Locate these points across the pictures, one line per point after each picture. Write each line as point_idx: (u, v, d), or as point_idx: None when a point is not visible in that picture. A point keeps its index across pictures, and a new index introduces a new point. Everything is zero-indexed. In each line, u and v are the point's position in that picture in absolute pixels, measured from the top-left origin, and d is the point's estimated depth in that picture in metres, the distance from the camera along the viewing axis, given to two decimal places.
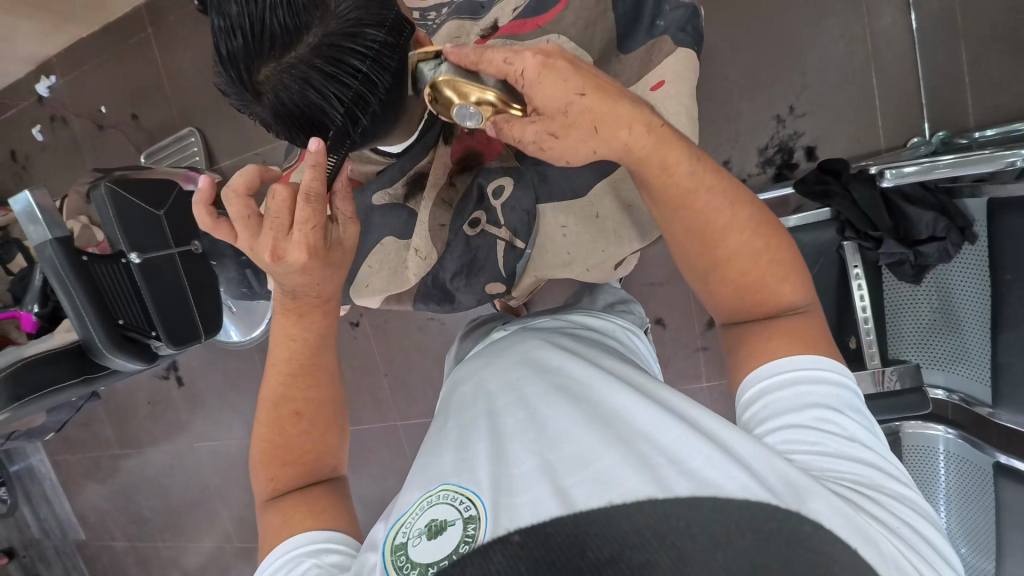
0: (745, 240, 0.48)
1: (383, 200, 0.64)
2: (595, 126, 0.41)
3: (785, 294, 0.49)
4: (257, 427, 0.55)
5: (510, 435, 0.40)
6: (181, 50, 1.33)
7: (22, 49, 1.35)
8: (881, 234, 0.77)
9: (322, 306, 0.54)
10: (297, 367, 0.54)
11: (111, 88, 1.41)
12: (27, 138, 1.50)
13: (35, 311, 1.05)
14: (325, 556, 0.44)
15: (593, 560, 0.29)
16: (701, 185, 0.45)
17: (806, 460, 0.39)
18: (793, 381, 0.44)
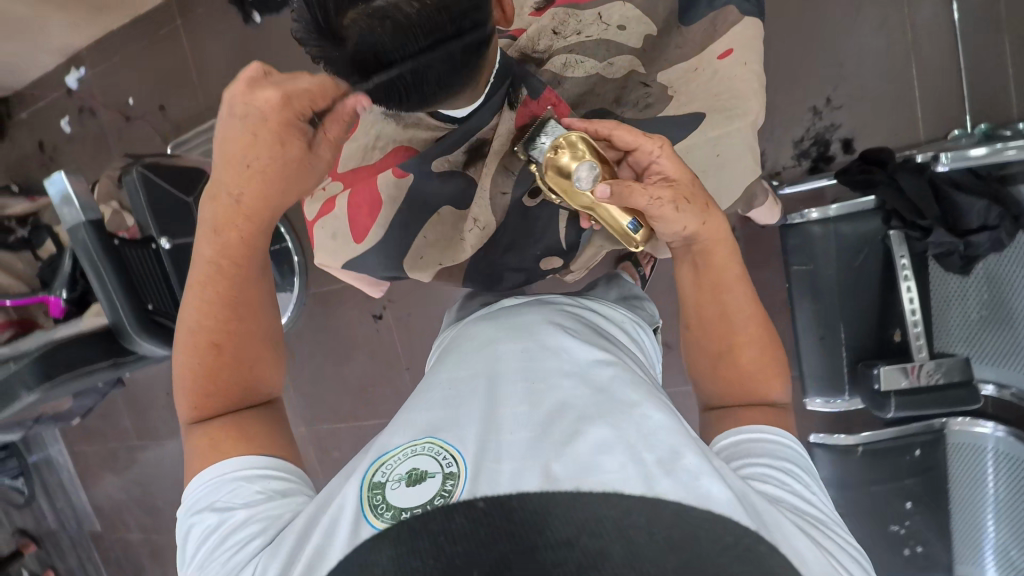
0: (756, 336, 0.54)
1: (442, 167, 0.57)
2: (703, 207, 0.51)
3: (771, 391, 0.54)
4: (177, 356, 0.53)
5: (506, 405, 0.43)
6: (209, 40, 1.34)
7: (53, 40, 1.36)
8: (930, 224, 0.74)
9: (242, 228, 0.50)
10: (219, 292, 0.51)
11: (141, 80, 1.42)
12: (56, 129, 1.51)
13: (64, 296, 1.05)
14: (268, 482, 0.48)
15: (548, 541, 0.31)
16: (733, 280, 0.54)
17: (772, 490, 0.43)
18: (772, 441, 0.48)
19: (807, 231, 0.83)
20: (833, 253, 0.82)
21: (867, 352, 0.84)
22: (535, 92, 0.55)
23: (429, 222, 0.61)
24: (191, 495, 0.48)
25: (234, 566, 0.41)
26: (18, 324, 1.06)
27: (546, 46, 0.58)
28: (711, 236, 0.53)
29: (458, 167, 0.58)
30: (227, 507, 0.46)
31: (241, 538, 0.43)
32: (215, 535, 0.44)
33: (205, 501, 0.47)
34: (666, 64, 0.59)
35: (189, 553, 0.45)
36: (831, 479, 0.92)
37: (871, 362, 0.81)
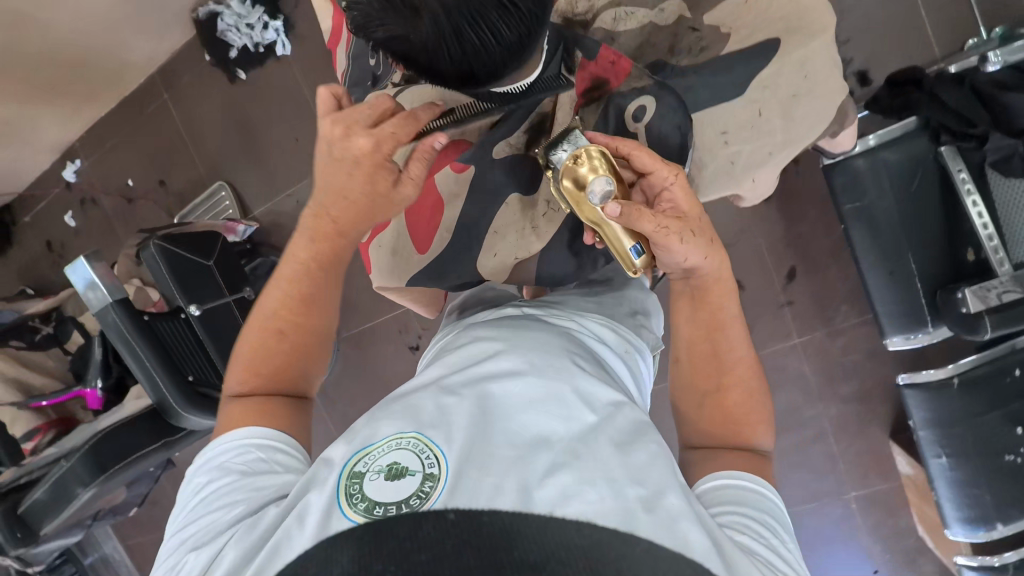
0: (751, 369, 0.52)
1: (505, 152, 0.57)
2: (707, 240, 0.49)
3: (753, 436, 0.50)
4: (245, 330, 0.55)
5: (500, 420, 0.43)
6: (199, 106, 1.34)
7: (45, 136, 1.36)
8: (984, 128, 0.73)
9: (334, 240, 0.54)
10: (300, 291, 0.54)
11: (136, 160, 1.42)
12: (60, 225, 1.49)
13: (99, 386, 1.03)
14: (272, 454, 0.49)
15: (517, 558, 0.32)
16: (733, 315, 0.52)
17: (746, 541, 0.40)
18: (752, 489, 0.46)
19: (849, 166, 0.80)
20: (884, 184, 0.79)
21: (944, 277, 0.79)
22: (591, 53, 0.55)
23: (497, 215, 0.59)
24: (203, 454, 0.50)
25: (212, 527, 0.43)
26: (59, 423, 1.02)
27: (587, 6, 0.63)
28: (713, 274, 0.51)
29: (519, 150, 0.58)
30: (228, 468, 0.47)
31: (230, 501, 0.45)
32: (205, 492, 0.47)
33: (213, 458, 0.49)
34: (708, 7, 0.59)
35: (185, 498, 0.48)
36: (929, 420, 0.88)
37: (952, 286, 0.77)
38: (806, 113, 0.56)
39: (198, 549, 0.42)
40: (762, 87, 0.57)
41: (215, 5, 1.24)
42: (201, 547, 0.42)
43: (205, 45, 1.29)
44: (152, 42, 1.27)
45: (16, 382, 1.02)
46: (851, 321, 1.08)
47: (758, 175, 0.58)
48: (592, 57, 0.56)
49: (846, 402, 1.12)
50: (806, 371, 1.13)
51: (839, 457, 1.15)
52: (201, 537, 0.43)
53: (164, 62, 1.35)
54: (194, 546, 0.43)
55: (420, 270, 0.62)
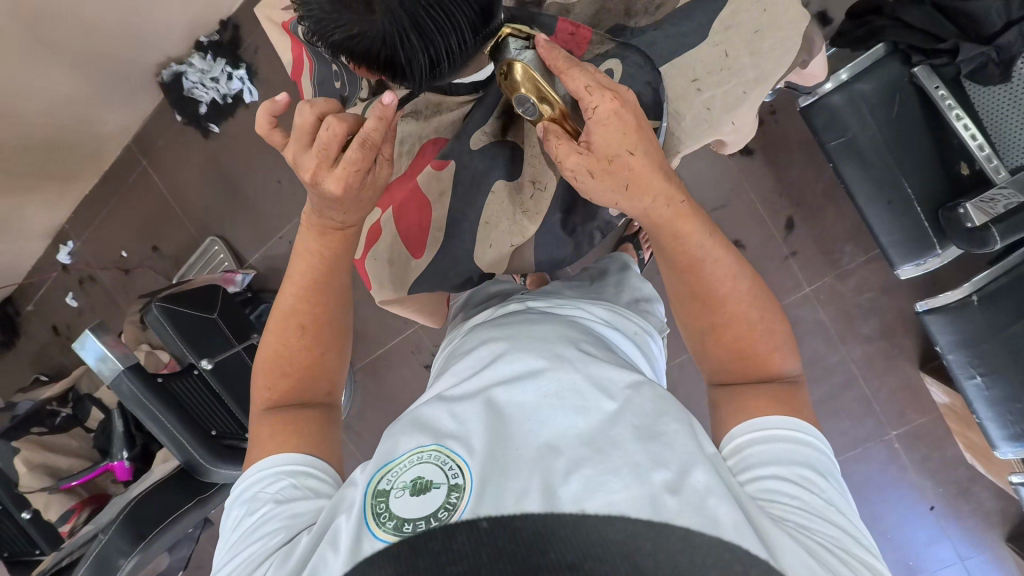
0: (746, 308, 0.51)
1: (481, 142, 0.56)
2: (628, 183, 0.45)
3: (775, 366, 0.51)
4: (267, 333, 0.55)
5: (516, 418, 0.43)
6: (179, 168, 1.35)
7: (35, 223, 1.38)
8: (953, 42, 0.72)
9: (341, 232, 0.53)
10: (314, 286, 0.54)
11: (126, 230, 1.43)
12: (62, 307, 1.49)
13: (126, 457, 1.04)
14: (304, 479, 0.48)
15: (551, 561, 0.30)
16: (708, 253, 0.49)
17: (780, 511, 0.41)
18: (784, 443, 0.45)
19: (826, 105, 0.80)
20: (866, 113, 0.79)
21: (944, 196, 0.78)
22: (548, 27, 0.53)
23: (485, 205, 0.57)
24: (235, 490, 0.50)
25: (250, 561, 0.43)
26: (94, 500, 1.03)
27: None
28: (663, 222, 0.48)
29: (497, 137, 0.56)
30: (262, 498, 0.47)
31: (266, 532, 0.44)
32: (240, 524, 0.47)
33: (245, 491, 0.49)
34: None
35: (225, 535, 0.48)
36: (956, 342, 0.86)
37: (953, 203, 0.76)
38: (773, 48, 0.57)
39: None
40: (727, 27, 0.57)
41: (178, 65, 1.26)
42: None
43: (174, 106, 1.31)
44: (122, 113, 1.29)
45: (46, 467, 1.02)
46: (858, 260, 1.07)
47: (737, 116, 0.59)
48: (550, 33, 0.53)
49: (869, 342, 1.11)
50: (822, 318, 1.12)
51: (873, 398, 1.13)
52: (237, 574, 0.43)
53: (137, 131, 1.37)
54: None
55: (414, 281, 0.62)
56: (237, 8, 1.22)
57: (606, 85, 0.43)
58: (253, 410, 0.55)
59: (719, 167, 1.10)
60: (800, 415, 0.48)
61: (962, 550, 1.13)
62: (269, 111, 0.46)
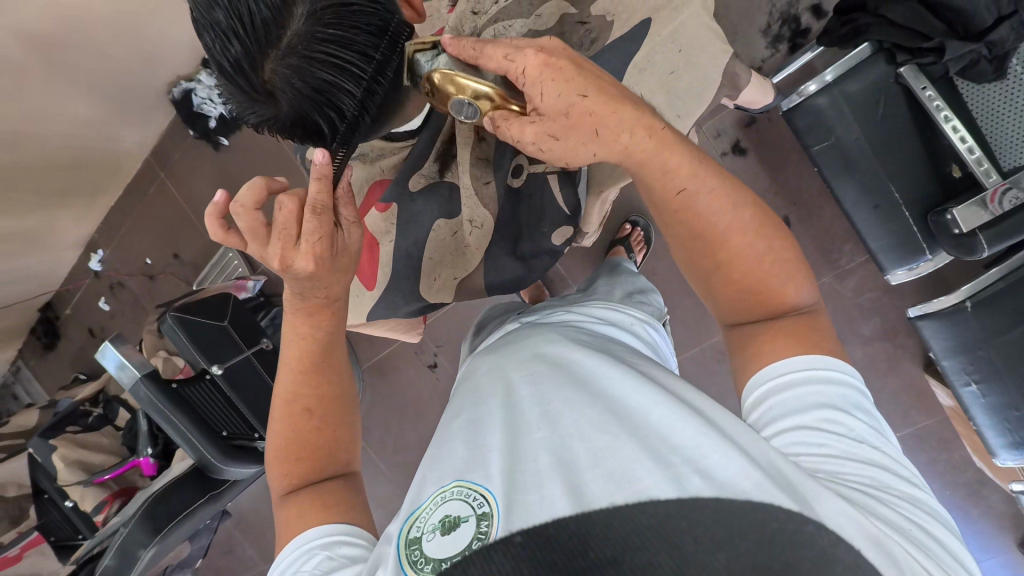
0: (749, 241, 0.50)
1: (419, 184, 0.62)
2: (596, 130, 0.47)
3: (790, 295, 0.51)
4: (272, 424, 0.57)
5: (530, 428, 0.43)
6: (194, 178, 1.43)
7: (68, 235, 1.47)
8: (939, 40, 0.68)
9: (328, 306, 0.57)
10: (310, 366, 0.57)
11: (150, 239, 1.51)
12: (95, 311, 1.60)
13: (150, 453, 1.13)
14: (338, 549, 0.47)
15: (596, 561, 0.32)
16: (700, 184, 0.49)
17: (811, 461, 0.42)
18: (801, 380, 0.46)
19: (811, 107, 0.79)
20: (849, 116, 0.77)
21: (931, 201, 0.76)
22: None
23: (429, 240, 0.63)
24: (277, 569, 0.49)
25: None
26: (122, 494, 1.11)
27: (473, 28, 0.64)
28: (645, 159, 0.48)
29: (435, 178, 0.62)
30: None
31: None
32: None
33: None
34: None
35: None
36: (950, 346, 0.84)
37: (940, 208, 0.73)
38: (687, 85, 0.63)
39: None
40: (641, 70, 0.62)
41: (188, 83, 1.32)
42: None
43: (186, 121, 1.38)
44: (139, 130, 1.36)
45: (81, 463, 1.11)
46: (857, 260, 1.05)
47: None
48: None
49: (871, 343, 1.08)
50: None
51: (877, 400, 1.11)
52: None
53: (155, 146, 1.45)
54: None
55: (374, 306, 0.67)
56: None
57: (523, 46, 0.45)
58: (273, 498, 0.56)
59: None
60: (819, 350, 0.48)
61: (973, 554, 1.10)
62: (216, 215, 0.52)
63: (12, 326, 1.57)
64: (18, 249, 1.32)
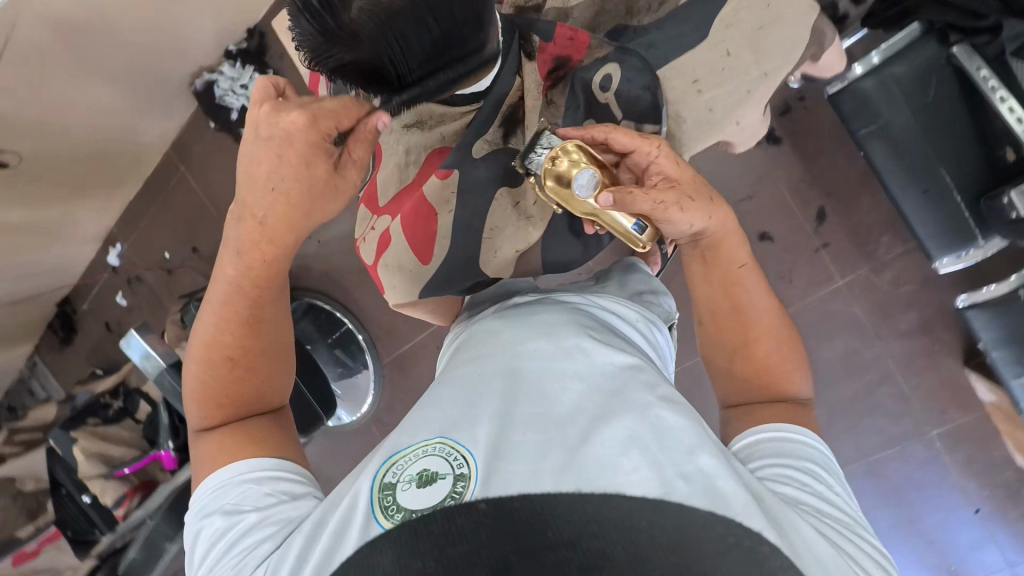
0: (770, 330, 0.58)
1: (483, 151, 0.61)
2: (710, 201, 0.56)
3: (794, 387, 0.57)
4: (190, 365, 0.56)
5: (524, 406, 0.44)
6: (214, 171, 1.42)
7: (87, 229, 1.47)
8: (994, 19, 0.66)
9: (265, 247, 0.53)
10: (240, 315, 0.55)
11: (168, 233, 1.50)
12: (112, 306, 1.59)
13: (172, 447, 1.09)
14: (277, 484, 0.51)
15: (551, 542, 0.32)
16: (741, 269, 0.58)
17: (787, 492, 0.46)
18: (802, 443, 0.52)
19: (857, 90, 0.77)
20: (897, 98, 0.75)
21: (984, 185, 0.73)
22: (548, 35, 0.61)
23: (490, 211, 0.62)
24: (202, 496, 0.51)
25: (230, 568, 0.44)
26: (142, 487, 1.09)
27: None
28: (720, 237, 0.58)
29: (498, 146, 0.62)
30: (240, 507, 0.48)
31: (253, 539, 0.45)
32: (213, 535, 0.48)
33: (216, 502, 0.50)
34: None
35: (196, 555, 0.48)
36: (1000, 339, 0.81)
37: (995, 192, 0.70)
38: (777, 42, 0.65)
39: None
40: (727, 25, 0.65)
41: (210, 74, 1.33)
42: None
43: (207, 113, 1.37)
44: (160, 123, 1.36)
45: (101, 456, 1.10)
46: (894, 252, 1.03)
47: (741, 113, 0.70)
48: (551, 37, 0.61)
49: (908, 337, 1.05)
50: (858, 312, 1.07)
51: (913, 395, 1.08)
52: None
53: (176, 139, 1.45)
54: None
55: (429, 282, 0.65)
56: (263, 17, 1.29)
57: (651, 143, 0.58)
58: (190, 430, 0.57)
59: (744, 158, 1.06)
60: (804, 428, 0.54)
61: (1013, 557, 1.07)
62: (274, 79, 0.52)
63: (30, 322, 1.56)
64: (36, 242, 1.30)
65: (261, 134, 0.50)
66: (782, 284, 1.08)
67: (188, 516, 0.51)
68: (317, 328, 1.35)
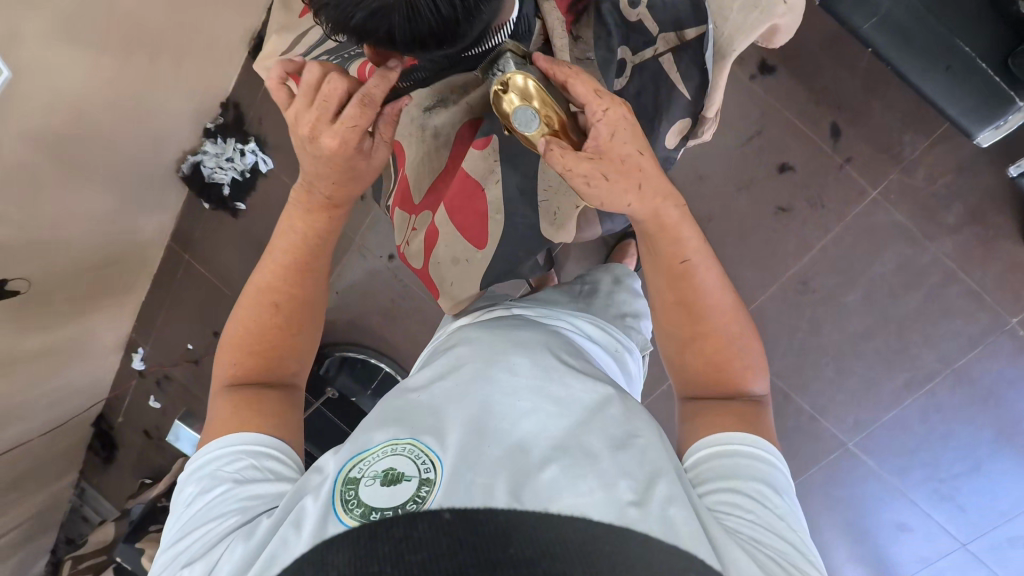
0: (727, 321, 0.53)
1: None
2: (642, 184, 0.47)
3: (747, 384, 0.54)
4: (238, 309, 0.58)
5: (496, 417, 0.43)
6: (220, 250, 1.42)
7: (107, 340, 1.45)
8: None
9: (329, 209, 0.57)
10: (291, 269, 0.58)
11: (187, 324, 1.49)
12: (147, 411, 1.56)
13: None
14: (264, 460, 0.50)
15: (512, 555, 0.31)
16: (698, 259, 0.51)
17: (731, 520, 0.43)
18: (745, 457, 0.48)
19: None
20: None
21: (1008, 41, 0.72)
22: None
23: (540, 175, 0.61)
24: (193, 464, 0.51)
25: (204, 542, 0.44)
26: None
27: None
28: (660, 229, 0.50)
29: None
30: (221, 477, 0.48)
31: (223, 513, 0.45)
32: (194, 504, 0.48)
33: (205, 466, 0.50)
34: None
35: (178, 510, 0.49)
36: None
37: None
38: None
39: (194, 562, 0.43)
40: None
41: (194, 156, 1.34)
42: (194, 563, 0.43)
43: (200, 195, 1.38)
44: (155, 217, 1.36)
45: None
46: (920, 148, 0.99)
47: None
48: None
49: (960, 231, 1.01)
50: (900, 218, 1.03)
51: (982, 290, 1.02)
52: (192, 555, 0.44)
53: (174, 230, 1.45)
54: (186, 561, 0.44)
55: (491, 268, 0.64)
56: (233, 88, 1.31)
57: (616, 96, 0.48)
58: (214, 386, 0.57)
59: (743, 94, 1.03)
60: (758, 432, 0.50)
61: None
62: (284, 68, 0.52)
63: (69, 447, 1.53)
64: (61, 363, 1.28)
65: (296, 143, 0.52)
66: (816, 210, 1.05)
67: (180, 478, 0.52)
68: (356, 379, 1.33)
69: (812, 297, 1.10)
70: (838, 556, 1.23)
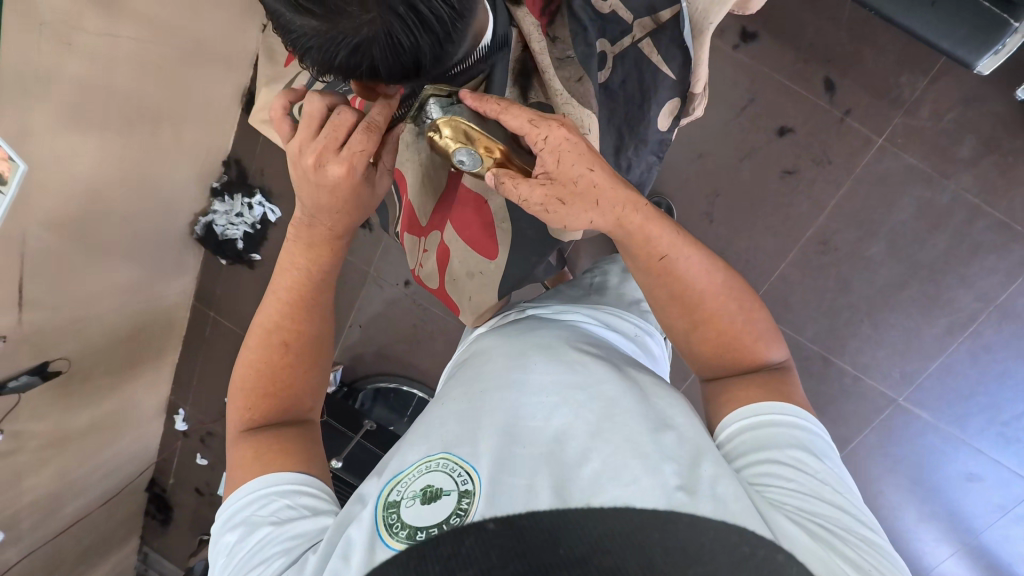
0: (723, 302, 0.51)
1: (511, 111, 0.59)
2: (598, 201, 0.47)
3: (763, 354, 0.53)
4: (245, 353, 0.59)
5: (524, 419, 0.43)
6: (243, 302, 1.46)
7: (149, 407, 1.49)
8: None
9: (330, 241, 0.58)
10: (290, 307, 0.58)
11: (222, 379, 1.52)
12: (197, 469, 1.60)
13: None
14: (297, 498, 0.50)
15: (562, 556, 0.30)
16: (678, 250, 0.49)
17: (775, 494, 0.42)
18: (780, 424, 0.47)
19: None
20: None
21: None
22: None
23: None
24: (226, 509, 0.52)
25: None
26: None
27: None
28: (636, 230, 0.49)
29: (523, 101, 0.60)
30: (259, 521, 0.48)
31: (268, 556, 0.45)
32: (233, 549, 0.48)
33: (242, 511, 0.50)
34: None
35: (219, 559, 0.49)
36: None
37: None
38: None
39: None
40: None
41: (205, 217, 1.39)
42: None
43: (216, 252, 1.43)
44: (177, 280, 1.40)
45: None
46: (920, 88, 0.97)
47: None
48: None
49: (977, 164, 0.98)
50: (912, 161, 1.00)
51: (1012, 220, 0.99)
52: None
53: (198, 291, 1.50)
54: None
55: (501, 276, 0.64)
56: (232, 146, 1.35)
57: (548, 117, 0.47)
58: (230, 433, 0.58)
59: (730, 66, 1.02)
60: (792, 400, 0.49)
61: None
62: (285, 98, 0.54)
63: (128, 515, 1.57)
64: (107, 436, 1.33)
65: (299, 172, 0.53)
66: (824, 167, 1.04)
67: (216, 524, 0.52)
68: (391, 409, 1.38)
69: (835, 255, 1.07)
70: (908, 516, 1.18)
